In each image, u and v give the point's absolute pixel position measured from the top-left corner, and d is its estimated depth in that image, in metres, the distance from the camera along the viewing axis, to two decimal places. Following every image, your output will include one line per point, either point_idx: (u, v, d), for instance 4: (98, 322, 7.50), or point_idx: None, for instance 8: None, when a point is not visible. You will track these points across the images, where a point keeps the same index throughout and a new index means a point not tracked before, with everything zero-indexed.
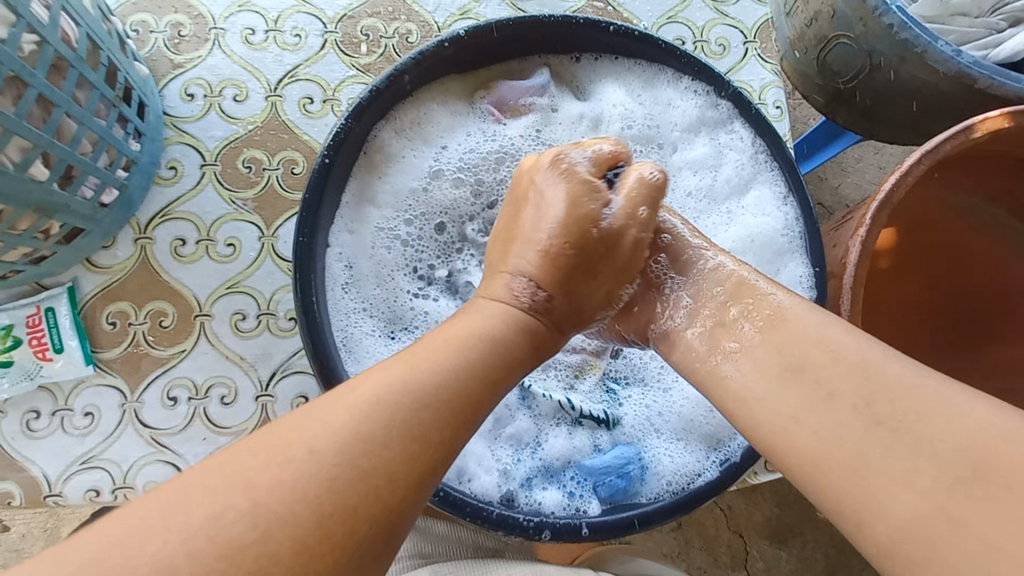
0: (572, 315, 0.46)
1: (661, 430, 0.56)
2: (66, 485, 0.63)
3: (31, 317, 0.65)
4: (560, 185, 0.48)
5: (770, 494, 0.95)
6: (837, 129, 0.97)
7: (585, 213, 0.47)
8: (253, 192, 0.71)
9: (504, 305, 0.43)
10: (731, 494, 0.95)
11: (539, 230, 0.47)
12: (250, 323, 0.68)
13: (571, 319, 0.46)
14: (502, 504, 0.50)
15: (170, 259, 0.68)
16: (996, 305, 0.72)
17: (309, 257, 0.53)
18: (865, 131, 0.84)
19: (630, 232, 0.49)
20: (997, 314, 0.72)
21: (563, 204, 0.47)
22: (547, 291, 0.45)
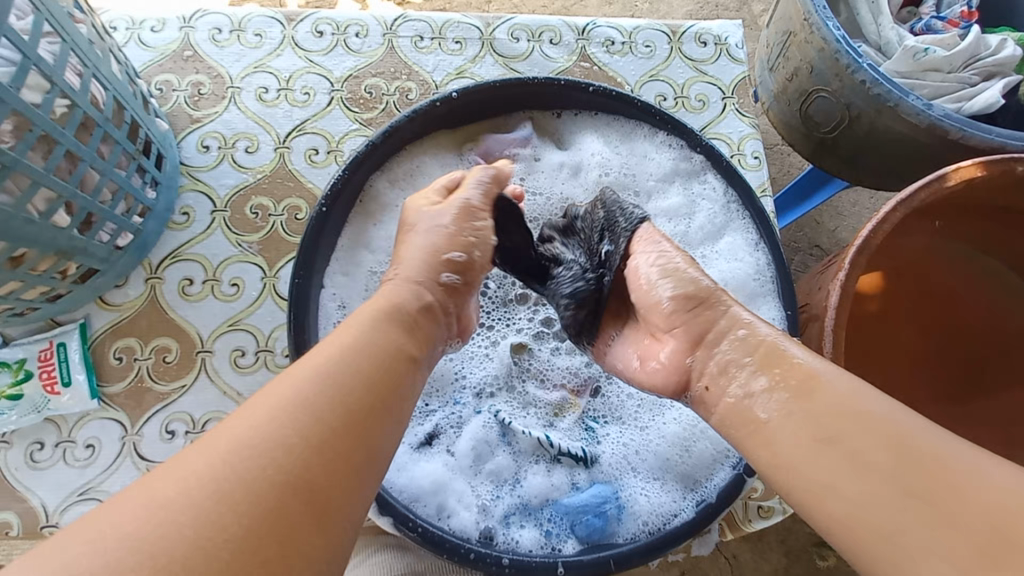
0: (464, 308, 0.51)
1: (638, 469, 0.57)
2: (63, 516, 0.64)
3: (44, 352, 0.68)
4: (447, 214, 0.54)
5: (777, 543, 0.95)
6: (825, 176, 1.01)
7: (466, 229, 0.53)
8: (258, 235, 0.76)
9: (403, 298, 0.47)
10: (737, 543, 0.94)
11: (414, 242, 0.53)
12: (248, 359, 0.71)
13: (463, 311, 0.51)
14: (480, 542, 0.51)
15: (177, 298, 0.72)
16: (986, 353, 0.73)
17: (303, 297, 0.57)
18: (850, 177, 0.87)
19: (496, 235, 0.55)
20: (986, 362, 0.73)
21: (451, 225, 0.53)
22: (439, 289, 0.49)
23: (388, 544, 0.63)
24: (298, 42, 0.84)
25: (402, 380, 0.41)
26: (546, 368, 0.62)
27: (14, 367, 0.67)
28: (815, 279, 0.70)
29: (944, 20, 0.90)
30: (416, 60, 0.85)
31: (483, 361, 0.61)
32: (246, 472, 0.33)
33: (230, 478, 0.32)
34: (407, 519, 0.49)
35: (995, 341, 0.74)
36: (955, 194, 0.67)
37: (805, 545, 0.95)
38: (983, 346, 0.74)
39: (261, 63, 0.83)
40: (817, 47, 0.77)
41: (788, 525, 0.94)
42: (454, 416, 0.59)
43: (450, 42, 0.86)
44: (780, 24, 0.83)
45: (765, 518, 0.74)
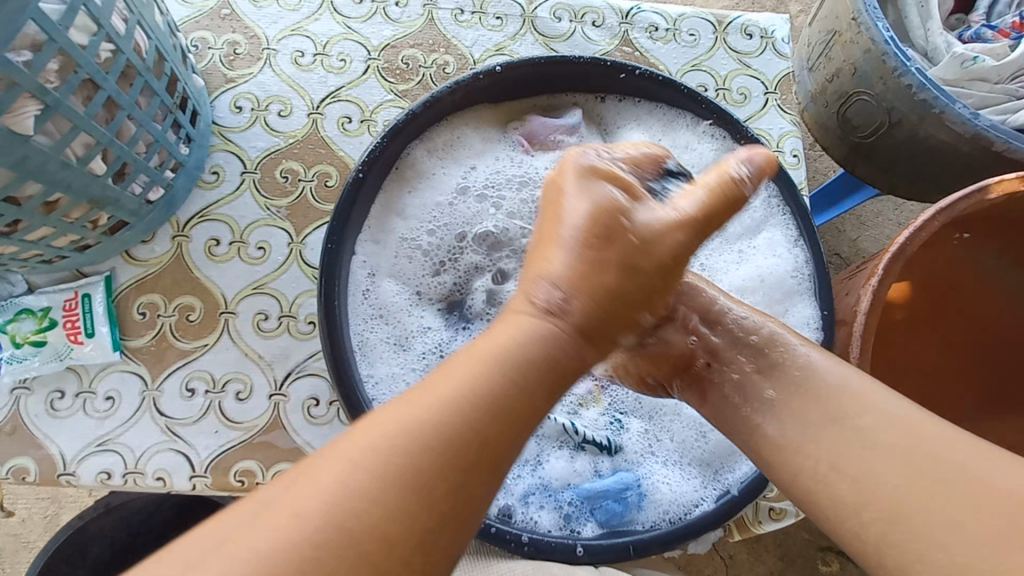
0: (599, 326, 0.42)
1: (660, 456, 0.57)
2: (81, 465, 0.65)
3: (69, 302, 0.68)
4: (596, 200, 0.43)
5: (773, 547, 0.94)
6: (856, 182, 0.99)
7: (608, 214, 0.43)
8: (287, 200, 0.75)
9: (532, 318, 0.40)
10: (734, 544, 0.94)
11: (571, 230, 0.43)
12: (271, 323, 0.71)
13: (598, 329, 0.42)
14: (499, 518, 0.51)
15: (203, 258, 0.72)
16: (1011, 365, 0.72)
17: (336, 261, 0.56)
18: (884, 186, 0.85)
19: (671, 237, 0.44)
20: (1011, 374, 0.72)
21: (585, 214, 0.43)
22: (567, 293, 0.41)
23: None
24: (337, 8, 0.83)
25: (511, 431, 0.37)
26: None
27: (39, 315, 0.67)
28: (844, 283, 0.68)
29: (995, 30, 0.87)
30: (455, 33, 0.84)
31: None
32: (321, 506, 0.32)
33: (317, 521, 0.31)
34: None
35: (1008, 369, 0.72)
36: (996, 208, 0.65)
37: (809, 552, 0.95)
38: (1009, 363, 0.72)
39: (299, 26, 0.82)
40: (862, 47, 0.75)
41: (786, 528, 0.94)
42: None
43: (491, 17, 0.85)
44: (824, 22, 0.81)
45: (774, 520, 0.74)
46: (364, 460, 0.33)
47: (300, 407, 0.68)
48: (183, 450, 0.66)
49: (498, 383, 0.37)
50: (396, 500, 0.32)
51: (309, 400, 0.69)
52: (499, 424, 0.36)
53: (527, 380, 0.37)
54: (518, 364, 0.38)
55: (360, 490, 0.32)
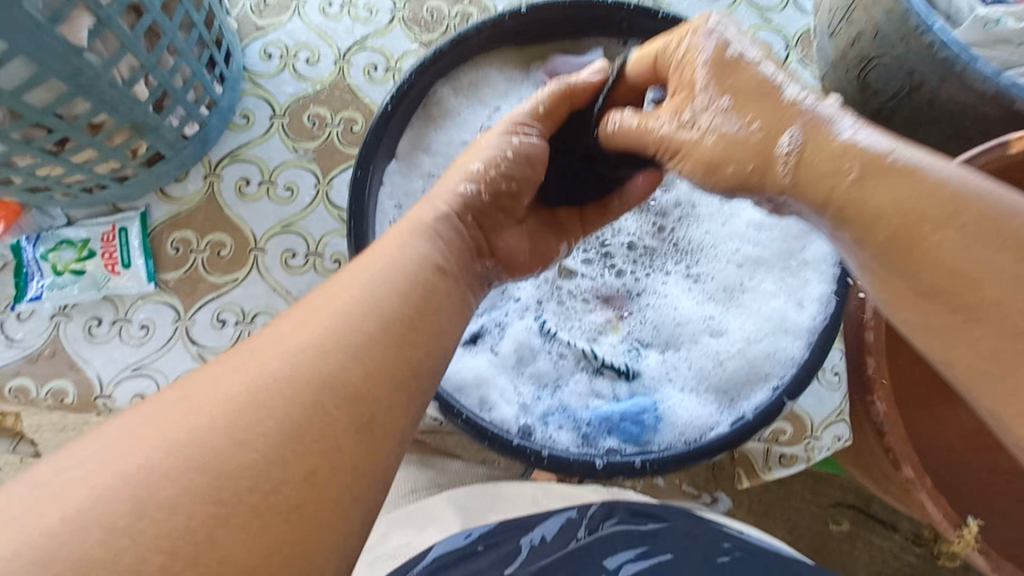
0: (489, 220, 0.49)
1: (678, 382, 0.59)
2: (117, 387, 0.68)
3: (107, 234, 0.71)
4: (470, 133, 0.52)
5: (784, 518, 0.95)
6: None
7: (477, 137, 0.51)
8: (314, 143, 0.77)
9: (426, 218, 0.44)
10: (744, 514, 0.94)
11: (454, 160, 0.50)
12: (298, 261, 0.73)
13: (489, 223, 0.49)
14: (519, 434, 0.53)
15: (234, 196, 0.74)
16: None
17: (364, 188, 0.58)
18: None
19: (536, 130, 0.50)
20: None
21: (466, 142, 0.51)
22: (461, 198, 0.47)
23: (413, 461, 0.69)
24: None
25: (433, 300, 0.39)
26: (573, 291, 0.62)
27: (78, 245, 0.70)
28: None
29: None
30: None
31: (526, 304, 0.61)
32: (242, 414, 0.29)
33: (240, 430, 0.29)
34: (452, 406, 0.51)
35: None
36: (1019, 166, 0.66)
37: (821, 508, 0.96)
38: None
39: None
40: (883, 9, 0.73)
41: (793, 499, 0.96)
42: (499, 317, 0.60)
43: None
44: None
45: (785, 466, 0.74)
46: (278, 381, 0.31)
47: None
48: None
49: (395, 267, 0.39)
50: (339, 394, 0.32)
51: None
52: (404, 293, 0.37)
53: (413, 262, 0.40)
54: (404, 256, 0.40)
55: (302, 407, 0.31)
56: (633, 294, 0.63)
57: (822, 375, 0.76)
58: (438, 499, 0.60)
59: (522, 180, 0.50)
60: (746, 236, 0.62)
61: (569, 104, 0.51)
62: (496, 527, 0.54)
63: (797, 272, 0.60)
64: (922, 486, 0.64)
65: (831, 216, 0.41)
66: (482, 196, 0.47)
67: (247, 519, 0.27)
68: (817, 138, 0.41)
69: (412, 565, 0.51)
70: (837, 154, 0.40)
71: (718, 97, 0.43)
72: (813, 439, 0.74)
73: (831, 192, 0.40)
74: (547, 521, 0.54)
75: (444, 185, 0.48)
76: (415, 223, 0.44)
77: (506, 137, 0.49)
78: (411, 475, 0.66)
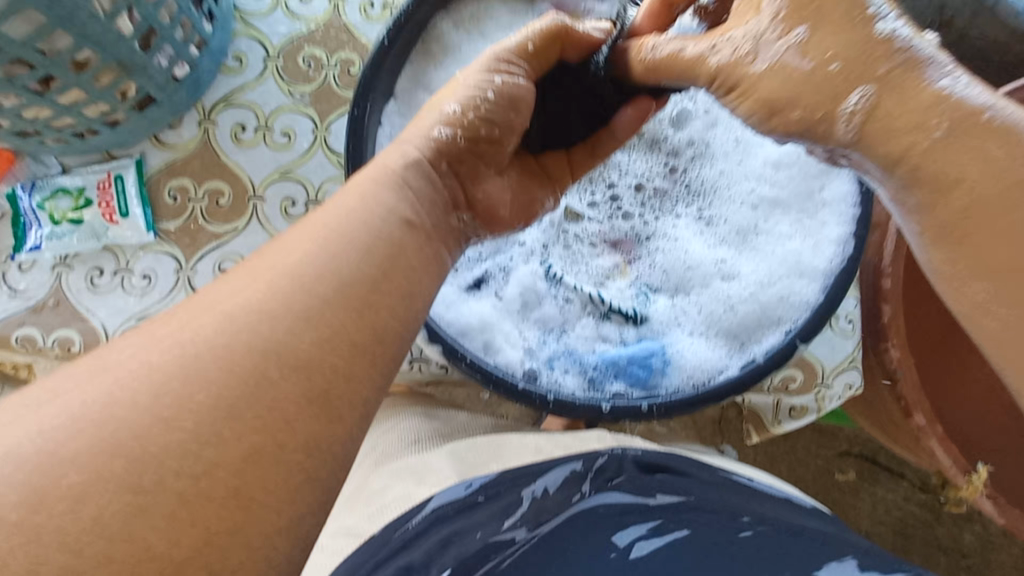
0: (467, 166, 0.48)
1: (687, 326, 0.58)
2: (123, 337, 0.67)
3: (103, 182, 0.69)
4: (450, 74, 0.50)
5: (788, 470, 0.96)
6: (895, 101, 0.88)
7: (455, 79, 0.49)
8: (311, 86, 0.74)
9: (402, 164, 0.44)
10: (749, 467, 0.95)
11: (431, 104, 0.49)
12: (299, 209, 0.71)
13: (466, 168, 0.48)
14: (525, 378, 0.52)
15: (230, 143, 0.72)
16: None
17: (362, 130, 0.56)
18: None
19: (519, 71, 0.49)
20: None
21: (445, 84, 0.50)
22: (435, 141, 0.46)
23: (418, 412, 0.69)
24: None
25: (396, 264, 0.39)
26: (580, 235, 0.61)
27: (75, 194, 0.69)
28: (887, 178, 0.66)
29: None
30: None
31: (530, 250, 0.60)
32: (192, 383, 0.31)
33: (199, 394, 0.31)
34: (456, 351, 0.50)
35: None
36: None
37: (827, 460, 0.97)
38: None
39: None
40: None
41: (798, 451, 0.96)
42: (504, 262, 0.59)
43: None
44: None
45: (793, 419, 0.73)
46: (228, 337, 0.32)
47: None
48: None
49: (359, 226, 0.38)
50: (291, 358, 0.33)
51: None
52: (365, 252, 0.38)
53: (374, 221, 0.39)
54: (365, 215, 0.39)
55: (250, 365, 0.32)
56: (642, 238, 0.61)
57: (836, 323, 0.74)
58: (438, 453, 0.59)
59: (500, 126, 0.48)
60: (763, 176, 0.60)
61: (560, 44, 0.50)
62: (496, 478, 0.54)
63: (814, 213, 0.58)
64: (933, 433, 0.64)
65: (903, 176, 0.40)
66: (457, 140, 0.46)
67: (215, 478, 0.30)
68: (894, 89, 0.38)
69: (410, 516, 0.50)
70: (925, 107, 0.37)
71: (793, 29, 0.39)
72: (823, 388, 0.73)
73: (910, 149, 0.38)
74: (550, 474, 0.53)
75: (421, 127, 0.47)
76: (383, 169, 0.43)
77: (486, 76, 0.47)
78: (416, 426, 0.65)
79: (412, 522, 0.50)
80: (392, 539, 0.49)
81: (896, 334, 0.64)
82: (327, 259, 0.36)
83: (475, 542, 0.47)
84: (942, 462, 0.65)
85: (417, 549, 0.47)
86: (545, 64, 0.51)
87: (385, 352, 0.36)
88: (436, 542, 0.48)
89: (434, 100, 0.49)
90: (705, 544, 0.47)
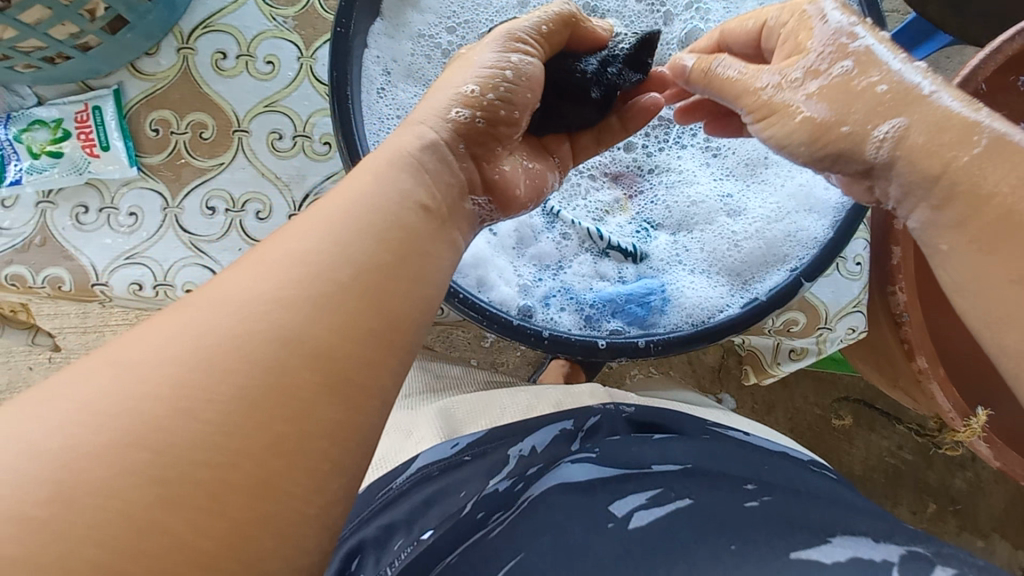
0: (482, 148, 0.44)
1: (688, 264, 0.56)
2: (112, 276, 0.66)
3: (81, 114, 0.66)
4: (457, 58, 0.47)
5: (785, 419, 0.96)
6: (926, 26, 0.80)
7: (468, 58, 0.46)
8: (294, 10, 0.70)
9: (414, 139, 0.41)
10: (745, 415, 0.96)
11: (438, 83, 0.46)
12: (286, 143, 0.68)
13: (482, 151, 0.44)
14: (519, 315, 0.51)
15: (211, 72, 0.68)
16: None
17: (345, 48, 0.52)
18: (956, 29, 0.72)
19: (537, 53, 0.46)
20: None
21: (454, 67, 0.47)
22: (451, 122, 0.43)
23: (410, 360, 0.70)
24: None
25: (420, 247, 0.36)
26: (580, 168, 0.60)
27: (52, 126, 0.66)
28: None
29: None
30: None
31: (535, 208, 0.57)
32: (184, 351, 0.29)
33: (187, 360, 0.28)
34: (453, 291, 0.48)
35: None
36: None
37: (824, 408, 0.97)
38: None
39: None
40: None
41: (796, 399, 0.97)
42: None
43: None
44: None
45: (793, 361, 0.73)
46: (238, 336, 0.29)
47: None
48: (207, 264, 0.67)
49: (383, 203, 0.36)
50: (304, 347, 0.30)
51: None
52: (378, 241, 0.34)
53: (395, 206, 0.36)
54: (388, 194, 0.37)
55: (263, 363, 0.29)
56: (645, 171, 0.60)
57: (843, 265, 0.71)
58: (431, 408, 0.62)
59: (517, 108, 0.45)
60: None
61: (570, 33, 0.49)
62: (482, 437, 0.55)
63: None
64: (934, 377, 0.62)
65: (943, 191, 0.39)
66: (477, 122, 0.44)
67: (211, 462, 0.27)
68: (923, 111, 0.40)
69: (397, 476, 0.54)
70: (963, 126, 0.39)
71: (839, 61, 0.43)
72: (825, 331, 0.70)
73: (950, 163, 0.39)
74: (538, 432, 0.53)
75: (435, 106, 0.44)
76: (393, 150, 0.40)
77: (502, 53, 0.44)
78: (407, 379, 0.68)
79: (397, 482, 0.53)
80: (378, 498, 0.52)
81: (906, 276, 0.61)
82: (342, 244, 0.33)
83: (458, 501, 0.48)
84: (942, 406, 0.63)
85: (398, 508, 0.50)
86: (553, 52, 0.49)
87: (403, 340, 0.34)
88: (418, 500, 0.50)
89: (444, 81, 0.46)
90: (708, 512, 0.44)
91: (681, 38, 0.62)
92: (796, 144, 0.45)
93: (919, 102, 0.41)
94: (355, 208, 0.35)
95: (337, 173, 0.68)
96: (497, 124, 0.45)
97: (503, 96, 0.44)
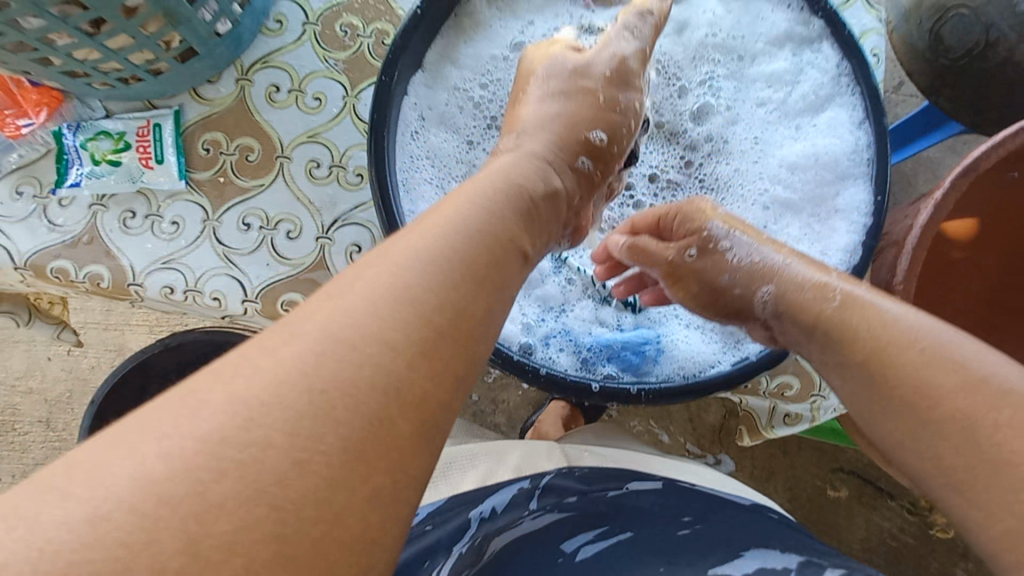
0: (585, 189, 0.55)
1: (682, 317, 0.60)
2: (147, 278, 0.71)
3: (143, 129, 0.73)
4: (562, 100, 0.54)
5: (783, 485, 0.96)
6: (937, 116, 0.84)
7: (576, 108, 0.54)
8: (345, 54, 0.77)
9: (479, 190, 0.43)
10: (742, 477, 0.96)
11: (534, 121, 0.53)
12: (322, 171, 0.74)
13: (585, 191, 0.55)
14: (521, 351, 0.54)
15: (264, 103, 0.75)
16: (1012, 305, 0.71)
17: (386, 96, 0.57)
18: (968, 119, 0.74)
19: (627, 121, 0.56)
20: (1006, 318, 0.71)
21: (561, 111, 0.53)
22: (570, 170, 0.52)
23: None
24: None
25: (494, 286, 0.38)
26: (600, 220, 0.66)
27: (115, 137, 0.72)
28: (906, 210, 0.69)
29: None
30: None
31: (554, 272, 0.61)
32: None
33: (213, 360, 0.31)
34: None
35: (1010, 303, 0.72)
36: None
37: (822, 478, 0.96)
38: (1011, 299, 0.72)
39: None
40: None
41: (794, 467, 0.96)
42: None
43: None
44: None
45: (787, 425, 0.75)
46: None
47: (344, 252, 0.73)
48: (237, 276, 0.71)
49: (463, 242, 0.38)
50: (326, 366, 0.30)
51: (353, 247, 0.73)
52: (435, 272, 0.35)
53: (464, 244, 0.38)
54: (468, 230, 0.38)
55: None
56: None
57: None
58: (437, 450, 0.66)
59: (608, 163, 0.56)
60: (778, 176, 0.64)
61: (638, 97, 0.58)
62: (442, 506, 0.57)
63: (824, 219, 0.62)
64: None
65: (820, 339, 0.47)
66: (591, 169, 0.54)
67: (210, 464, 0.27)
68: (784, 278, 0.50)
69: None
70: (817, 286, 0.48)
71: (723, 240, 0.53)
72: (819, 398, 0.71)
73: (820, 315, 0.47)
74: (497, 494, 0.57)
75: (562, 152, 0.52)
76: (514, 186, 0.45)
77: (600, 117, 0.54)
78: None
79: None
80: None
81: None
82: (403, 276, 0.34)
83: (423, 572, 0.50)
84: None
85: None
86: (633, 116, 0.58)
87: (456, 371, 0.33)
88: None
89: (566, 123, 0.53)
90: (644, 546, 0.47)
91: (694, 111, 0.66)
92: (699, 301, 0.55)
93: (777, 273, 0.50)
94: (435, 242, 0.37)
95: (366, 203, 0.74)
96: (598, 175, 0.55)
97: (602, 154, 0.55)
